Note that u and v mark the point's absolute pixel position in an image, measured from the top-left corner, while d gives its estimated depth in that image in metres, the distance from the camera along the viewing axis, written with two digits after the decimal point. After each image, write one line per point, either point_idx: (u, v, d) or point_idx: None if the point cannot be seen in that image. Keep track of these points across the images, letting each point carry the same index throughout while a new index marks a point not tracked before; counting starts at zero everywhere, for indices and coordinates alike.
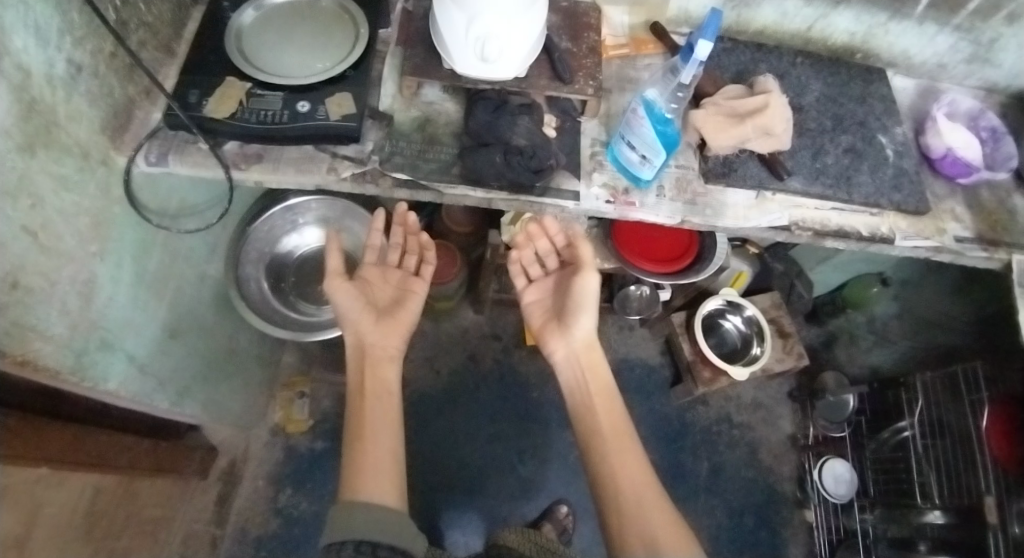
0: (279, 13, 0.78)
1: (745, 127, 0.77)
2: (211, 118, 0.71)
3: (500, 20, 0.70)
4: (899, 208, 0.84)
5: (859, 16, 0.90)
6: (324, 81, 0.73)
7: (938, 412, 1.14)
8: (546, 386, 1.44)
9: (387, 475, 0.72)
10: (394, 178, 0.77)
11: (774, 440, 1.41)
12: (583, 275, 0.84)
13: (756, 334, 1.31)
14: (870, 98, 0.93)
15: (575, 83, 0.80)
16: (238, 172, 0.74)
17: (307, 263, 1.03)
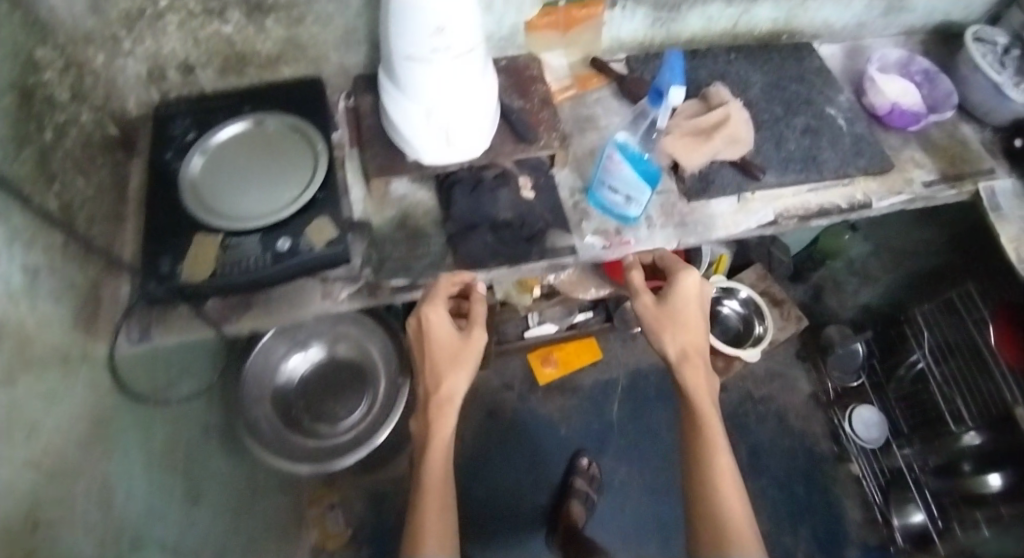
0: (228, 151, 0.75)
1: (715, 141, 0.79)
2: (189, 282, 0.66)
3: (459, 103, 0.71)
4: (866, 172, 0.89)
5: (778, 3, 0.93)
6: (296, 211, 0.70)
7: (943, 337, 1.21)
8: (572, 420, 1.42)
9: (445, 530, 0.65)
10: (391, 286, 0.74)
11: (797, 403, 1.45)
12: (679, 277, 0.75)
13: (755, 314, 1.35)
14: (808, 74, 0.96)
15: (539, 140, 0.81)
16: (229, 324, 0.71)
17: (312, 384, 0.99)
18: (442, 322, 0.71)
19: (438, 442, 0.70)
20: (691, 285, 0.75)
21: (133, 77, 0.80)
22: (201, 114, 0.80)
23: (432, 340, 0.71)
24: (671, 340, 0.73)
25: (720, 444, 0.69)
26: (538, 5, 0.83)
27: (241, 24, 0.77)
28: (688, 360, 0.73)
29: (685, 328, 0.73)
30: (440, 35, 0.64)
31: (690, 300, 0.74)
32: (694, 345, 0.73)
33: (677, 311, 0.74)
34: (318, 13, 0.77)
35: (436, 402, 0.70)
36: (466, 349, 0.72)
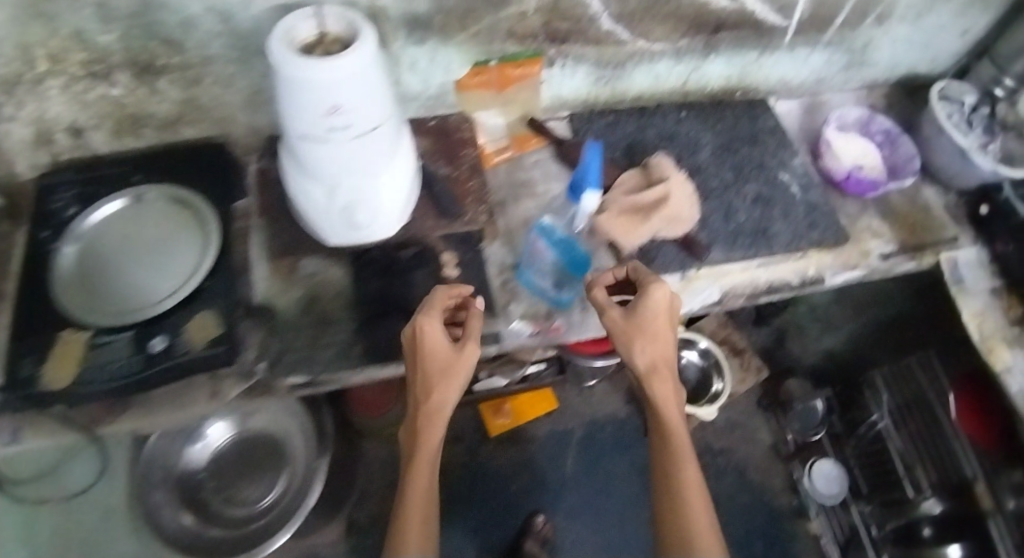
0: (106, 234, 0.69)
1: (653, 222, 0.74)
2: (54, 388, 0.61)
3: (364, 181, 0.64)
4: (820, 246, 0.83)
5: (731, 59, 0.86)
6: (176, 304, 0.65)
7: (902, 399, 1.19)
8: (525, 473, 1.37)
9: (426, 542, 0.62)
10: (289, 383, 0.68)
11: (757, 455, 1.41)
12: (651, 289, 0.65)
13: (714, 367, 1.32)
14: (762, 135, 0.91)
15: (465, 215, 0.74)
16: (105, 426, 0.63)
17: (223, 463, 0.94)
18: (436, 330, 0.63)
19: (426, 451, 0.65)
20: (666, 298, 0.65)
21: (18, 141, 0.72)
22: (87, 185, 0.73)
23: (421, 350, 0.62)
24: (640, 351, 0.64)
25: (691, 474, 0.64)
26: (467, 64, 0.76)
27: (132, 86, 0.69)
28: (656, 376, 0.65)
29: (656, 340, 0.64)
30: (337, 112, 0.57)
31: (667, 309, 0.65)
32: (665, 359, 0.65)
33: (649, 324, 0.64)
34: (217, 74, 0.70)
35: (425, 413, 0.64)
36: (463, 359, 0.63)
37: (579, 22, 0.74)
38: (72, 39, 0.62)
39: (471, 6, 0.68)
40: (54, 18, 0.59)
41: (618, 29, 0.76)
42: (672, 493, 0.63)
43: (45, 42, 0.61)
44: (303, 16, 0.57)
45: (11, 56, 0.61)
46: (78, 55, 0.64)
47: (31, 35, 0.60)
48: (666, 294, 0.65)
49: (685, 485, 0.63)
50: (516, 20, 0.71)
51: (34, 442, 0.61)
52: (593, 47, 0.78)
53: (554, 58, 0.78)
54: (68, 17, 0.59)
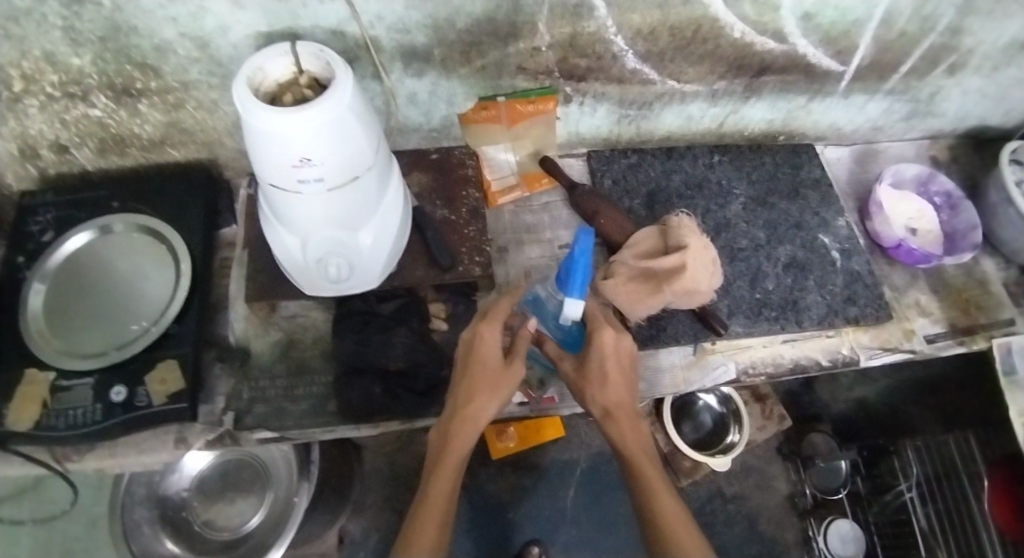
0: (81, 266, 0.66)
1: (665, 294, 0.64)
2: (11, 432, 0.58)
3: (341, 232, 0.58)
4: (857, 324, 0.73)
5: (775, 104, 0.78)
6: (138, 351, 0.60)
7: (933, 474, 1.09)
8: (521, 502, 1.32)
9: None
10: (257, 437, 0.63)
11: (771, 506, 1.31)
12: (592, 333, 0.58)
13: (733, 416, 1.20)
14: (804, 187, 0.81)
15: (458, 266, 0.67)
16: (71, 463, 0.62)
17: (207, 485, 0.92)
18: (492, 339, 0.57)
19: (447, 468, 0.55)
20: (612, 341, 0.58)
21: (4, 155, 0.69)
22: (66, 208, 0.69)
23: (473, 356, 0.57)
24: (591, 400, 0.58)
25: (674, 516, 0.53)
26: (472, 98, 0.69)
27: (111, 107, 0.65)
28: (614, 421, 0.57)
29: (605, 387, 0.57)
30: (306, 165, 0.51)
31: (617, 353, 0.58)
32: (623, 402, 0.58)
33: (597, 369, 0.58)
34: (200, 100, 0.65)
35: (457, 422, 0.56)
36: (517, 373, 0.57)
37: (600, 59, 0.66)
38: (43, 60, 0.58)
39: (476, 40, 0.61)
40: (23, 41, 0.56)
41: (645, 68, 0.68)
42: (657, 538, 0.54)
43: (17, 63, 0.58)
44: (278, 52, 0.51)
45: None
46: (52, 76, 0.60)
47: (1, 56, 0.57)
48: (608, 339, 0.58)
49: (672, 531, 0.53)
50: (528, 56, 0.64)
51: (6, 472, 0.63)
52: (616, 86, 0.70)
53: (571, 96, 0.71)
54: (36, 38, 0.56)
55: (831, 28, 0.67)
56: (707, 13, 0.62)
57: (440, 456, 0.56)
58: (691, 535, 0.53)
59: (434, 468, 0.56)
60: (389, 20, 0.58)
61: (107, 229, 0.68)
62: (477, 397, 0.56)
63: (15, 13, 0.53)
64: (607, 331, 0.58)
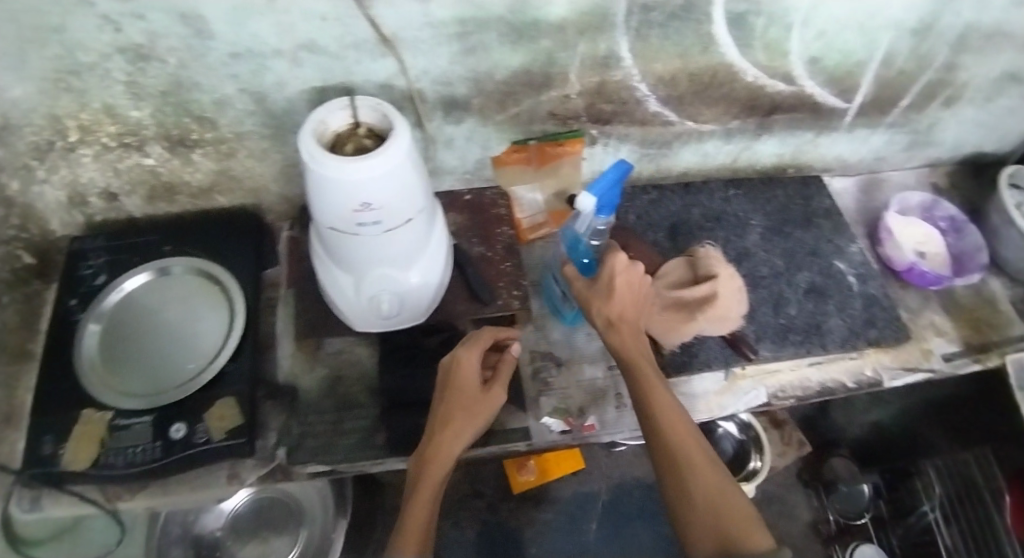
0: (134, 308, 0.68)
1: (697, 322, 0.67)
2: (68, 470, 0.60)
3: (394, 271, 0.61)
4: (878, 346, 0.76)
5: (785, 140, 0.83)
6: (195, 389, 0.62)
7: (956, 495, 1.14)
8: (544, 537, 1.30)
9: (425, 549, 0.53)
10: (308, 472, 0.64)
11: (796, 534, 1.28)
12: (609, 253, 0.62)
13: (754, 442, 1.23)
14: (816, 217, 0.86)
15: (499, 299, 0.71)
16: (122, 503, 0.63)
17: (240, 525, 0.93)
18: (472, 362, 0.60)
19: (433, 475, 0.56)
20: (624, 263, 0.61)
21: (54, 203, 0.73)
22: (118, 252, 0.72)
23: (454, 378, 0.60)
24: (596, 314, 0.61)
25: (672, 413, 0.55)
26: (505, 142, 0.74)
27: (163, 156, 0.69)
28: (616, 331, 0.60)
29: (611, 300, 0.60)
30: (366, 209, 0.54)
31: (628, 273, 0.61)
32: (625, 315, 0.60)
33: (606, 283, 0.61)
34: (251, 148, 0.69)
35: (435, 438, 0.57)
36: (497, 398, 0.60)
37: (625, 104, 0.71)
38: (103, 112, 0.62)
39: (512, 89, 0.66)
40: (84, 93, 0.60)
41: (666, 111, 0.73)
42: (657, 435, 0.54)
43: (75, 114, 0.62)
44: (338, 106, 0.56)
45: (42, 125, 0.62)
46: (109, 127, 0.64)
47: (62, 107, 0.61)
48: (620, 258, 0.61)
49: (670, 421, 0.54)
50: (558, 102, 0.69)
51: (55, 511, 0.63)
52: (638, 128, 0.75)
53: (596, 138, 0.75)
54: (98, 91, 0.60)
55: (835, 69, 0.73)
56: (723, 60, 0.67)
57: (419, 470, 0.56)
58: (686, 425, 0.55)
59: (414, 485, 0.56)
60: (433, 74, 0.62)
61: (165, 272, 0.71)
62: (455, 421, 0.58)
63: (79, 68, 0.57)
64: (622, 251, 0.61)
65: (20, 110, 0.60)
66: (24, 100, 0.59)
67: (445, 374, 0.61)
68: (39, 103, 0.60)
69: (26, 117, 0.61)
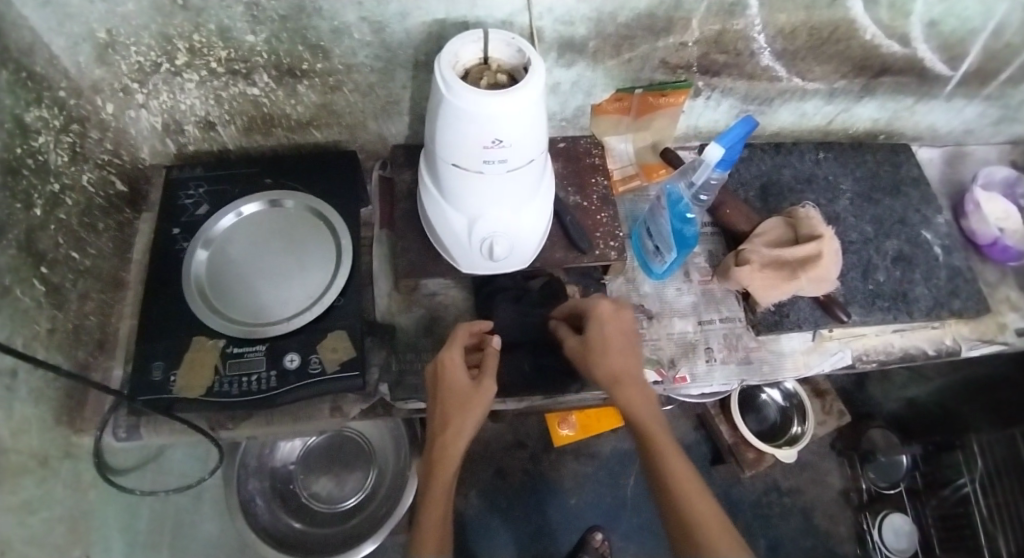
0: (240, 238, 0.68)
1: (798, 281, 0.67)
2: (180, 396, 0.60)
3: (510, 212, 0.61)
4: (961, 316, 0.76)
5: (884, 104, 0.82)
6: (305, 321, 0.63)
7: (999, 473, 1.11)
8: (581, 489, 1.34)
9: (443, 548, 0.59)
10: (408, 407, 0.67)
11: (826, 501, 1.30)
12: (597, 304, 0.61)
13: (796, 411, 1.23)
14: (904, 185, 0.85)
15: (595, 249, 0.70)
16: (225, 431, 0.65)
17: (311, 460, 1.01)
18: (456, 360, 0.60)
19: (443, 475, 0.59)
20: (612, 310, 0.61)
21: (149, 129, 0.72)
22: (217, 183, 0.73)
23: (441, 379, 0.60)
24: (596, 369, 0.60)
25: (686, 481, 0.55)
26: (610, 89, 0.73)
27: (269, 86, 0.68)
28: (620, 387, 0.59)
29: (609, 354, 0.59)
30: (497, 146, 0.53)
31: (617, 319, 0.61)
32: (627, 369, 0.59)
33: (602, 338, 0.60)
34: (358, 82, 0.68)
35: (438, 443, 0.59)
36: (486, 391, 0.59)
37: (738, 55, 0.69)
38: (216, 35, 0.60)
39: (632, 33, 0.64)
40: (201, 14, 0.57)
41: (776, 66, 0.71)
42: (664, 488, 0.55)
43: (188, 35, 0.60)
44: (471, 38, 0.54)
45: (149, 45, 0.60)
46: (221, 52, 0.62)
47: (176, 27, 0.59)
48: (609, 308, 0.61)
49: (676, 476, 0.55)
50: (674, 50, 0.67)
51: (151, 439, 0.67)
52: (745, 82, 0.74)
53: (701, 90, 0.74)
54: (216, 12, 0.57)
55: (950, 35, 0.70)
56: (847, 16, 0.65)
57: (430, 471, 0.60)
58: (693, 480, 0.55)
59: (424, 494, 0.60)
60: (557, 13, 0.61)
61: (278, 204, 0.71)
62: (454, 420, 0.59)
63: None
64: (606, 302, 0.61)
65: (130, 26, 0.58)
66: (136, 16, 0.57)
67: (433, 376, 0.61)
68: (151, 20, 0.58)
69: (134, 35, 0.59)
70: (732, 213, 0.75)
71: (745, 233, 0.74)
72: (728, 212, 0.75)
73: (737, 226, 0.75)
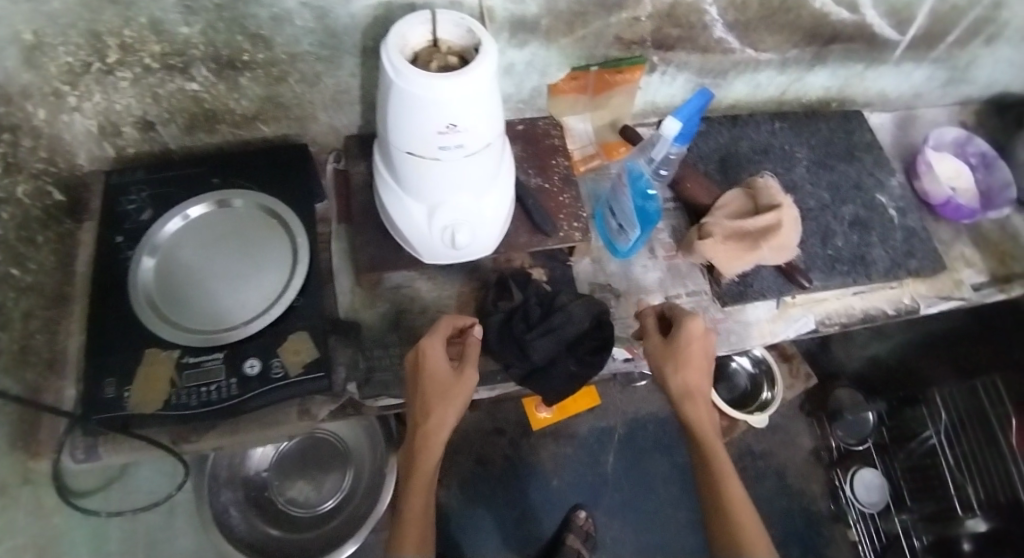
0: (188, 243, 0.65)
1: (761, 251, 0.68)
2: (136, 413, 0.58)
3: (471, 199, 0.60)
4: (917, 275, 0.79)
5: (835, 72, 0.83)
6: (266, 325, 0.61)
7: (963, 425, 1.16)
8: (563, 470, 1.35)
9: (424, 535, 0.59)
10: (378, 403, 0.66)
11: (799, 461, 1.35)
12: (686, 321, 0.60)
13: (766, 376, 1.27)
14: (858, 151, 0.87)
15: (559, 231, 0.69)
16: (188, 444, 0.63)
17: (284, 464, 0.99)
18: (437, 352, 0.59)
19: (425, 460, 0.59)
20: (699, 328, 0.60)
21: (83, 133, 0.67)
22: (160, 186, 0.69)
23: (421, 370, 0.59)
24: (671, 380, 0.60)
25: (738, 498, 0.58)
26: (565, 69, 0.72)
27: (209, 81, 0.64)
28: (691, 403, 0.60)
29: (688, 368, 0.60)
30: (451, 131, 0.51)
31: (703, 337, 0.61)
32: (699, 385, 0.60)
33: (684, 353, 0.60)
34: (303, 72, 0.66)
35: (419, 435, 0.58)
36: (467, 381, 0.58)
37: (692, 28, 0.69)
38: (148, 29, 0.56)
39: (584, 10, 0.63)
40: (130, 7, 0.54)
41: (729, 37, 0.71)
42: (715, 501, 0.59)
43: (118, 31, 0.56)
44: (418, 20, 0.52)
45: (79, 44, 0.56)
46: (154, 47, 0.59)
47: (105, 23, 0.55)
48: (698, 325, 0.60)
49: (730, 495, 0.58)
50: (627, 26, 0.67)
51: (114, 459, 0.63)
52: (699, 55, 0.73)
53: (656, 65, 0.74)
54: (147, 5, 0.54)
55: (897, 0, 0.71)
56: None
57: (412, 461, 0.59)
58: (743, 501, 0.58)
59: (408, 486, 0.60)
60: None
61: (226, 204, 0.68)
62: (435, 410, 0.58)
63: None
64: (697, 318, 0.60)
65: (56, 25, 0.54)
66: (62, 14, 0.53)
67: (414, 368, 0.60)
68: (78, 17, 0.54)
69: (61, 34, 0.55)
70: (693, 187, 0.75)
71: (705, 207, 0.75)
72: (689, 187, 0.75)
73: (698, 200, 0.75)
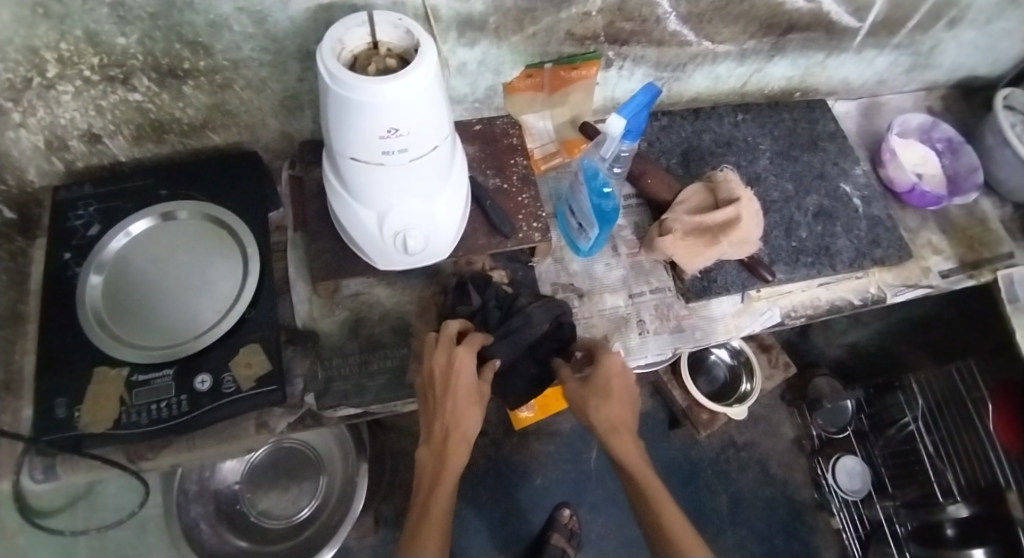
0: (134, 258, 0.64)
1: (720, 246, 0.68)
2: (86, 433, 0.56)
3: (421, 204, 0.59)
4: (883, 264, 0.79)
5: (795, 61, 0.82)
6: (218, 339, 0.60)
7: (939, 411, 1.17)
8: (547, 468, 1.35)
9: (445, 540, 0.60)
10: (338, 415, 0.65)
11: (781, 451, 1.35)
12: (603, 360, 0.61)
13: (744, 368, 1.27)
14: (822, 141, 0.86)
15: (518, 232, 0.68)
16: (145, 462, 0.62)
17: (256, 475, 0.99)
18: (467, 362, 0.57)
19: (455, 464, 0.59)
20: (617, 364, 0.62)
21: (28, 150, 0.65)
22: (109, 200, 0.67)
23: (453, 384, 0.57)
24: (598, 417, 0.61)
25: (673, 516, 0.61)
26: (519, 66, 0.71)
27: (152, 90, 0.63)
28: (618, 438, 0.61)
29: (611, 404, 0.61)
30: (393, 135, 0.50)
31: (622, 372, 0.62)
32: (623, 419, 0.61)
33: (606, 390, 0.61)
34: (248, 79, 0.64)
35: (451, 444, 0.58)
36: (488, 387, 0.60)
37: (645, 22, 0.68)
38: (85, 41, 0.55)
39: (532, 7, 0.62)
40: (64, 20, 0.52)
41: (684, 30, 0.71)
42: (654, 519, 0.62)
43: (54, 45, 0.54)
44: (355, 22, 0.51)
45: (17, 60, 0.54)
46: (93, 58, 0.57)
47: (40, 37, 0.53)
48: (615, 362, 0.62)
49: (666, 514, 0.61)
50: (578, 21, 0.65)
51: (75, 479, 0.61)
52: (655, 49, 0.73)
53: (612, 60, 0.73)
54: (81, 17, 0.52)
55: None
56: None
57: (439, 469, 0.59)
58: (678, 519, 0.61)
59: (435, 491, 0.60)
60: None
61: (171, 216, 0.67)
62: (466, 418, 0.58)
63: None
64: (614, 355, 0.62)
65: None
66: None
67: (439, 381, 0.57)
68: (13, 33, 0.52)
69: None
70: (653, 182, 0.74)
71: (666, 203, 0.74)
72: (649, 182, 0.74)
73: (659, 196, 0.74)
